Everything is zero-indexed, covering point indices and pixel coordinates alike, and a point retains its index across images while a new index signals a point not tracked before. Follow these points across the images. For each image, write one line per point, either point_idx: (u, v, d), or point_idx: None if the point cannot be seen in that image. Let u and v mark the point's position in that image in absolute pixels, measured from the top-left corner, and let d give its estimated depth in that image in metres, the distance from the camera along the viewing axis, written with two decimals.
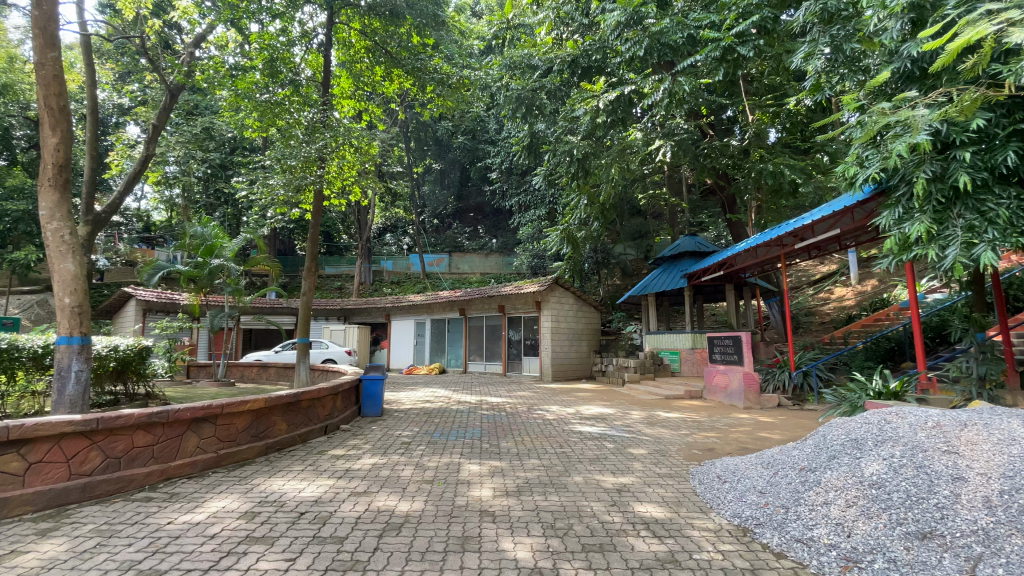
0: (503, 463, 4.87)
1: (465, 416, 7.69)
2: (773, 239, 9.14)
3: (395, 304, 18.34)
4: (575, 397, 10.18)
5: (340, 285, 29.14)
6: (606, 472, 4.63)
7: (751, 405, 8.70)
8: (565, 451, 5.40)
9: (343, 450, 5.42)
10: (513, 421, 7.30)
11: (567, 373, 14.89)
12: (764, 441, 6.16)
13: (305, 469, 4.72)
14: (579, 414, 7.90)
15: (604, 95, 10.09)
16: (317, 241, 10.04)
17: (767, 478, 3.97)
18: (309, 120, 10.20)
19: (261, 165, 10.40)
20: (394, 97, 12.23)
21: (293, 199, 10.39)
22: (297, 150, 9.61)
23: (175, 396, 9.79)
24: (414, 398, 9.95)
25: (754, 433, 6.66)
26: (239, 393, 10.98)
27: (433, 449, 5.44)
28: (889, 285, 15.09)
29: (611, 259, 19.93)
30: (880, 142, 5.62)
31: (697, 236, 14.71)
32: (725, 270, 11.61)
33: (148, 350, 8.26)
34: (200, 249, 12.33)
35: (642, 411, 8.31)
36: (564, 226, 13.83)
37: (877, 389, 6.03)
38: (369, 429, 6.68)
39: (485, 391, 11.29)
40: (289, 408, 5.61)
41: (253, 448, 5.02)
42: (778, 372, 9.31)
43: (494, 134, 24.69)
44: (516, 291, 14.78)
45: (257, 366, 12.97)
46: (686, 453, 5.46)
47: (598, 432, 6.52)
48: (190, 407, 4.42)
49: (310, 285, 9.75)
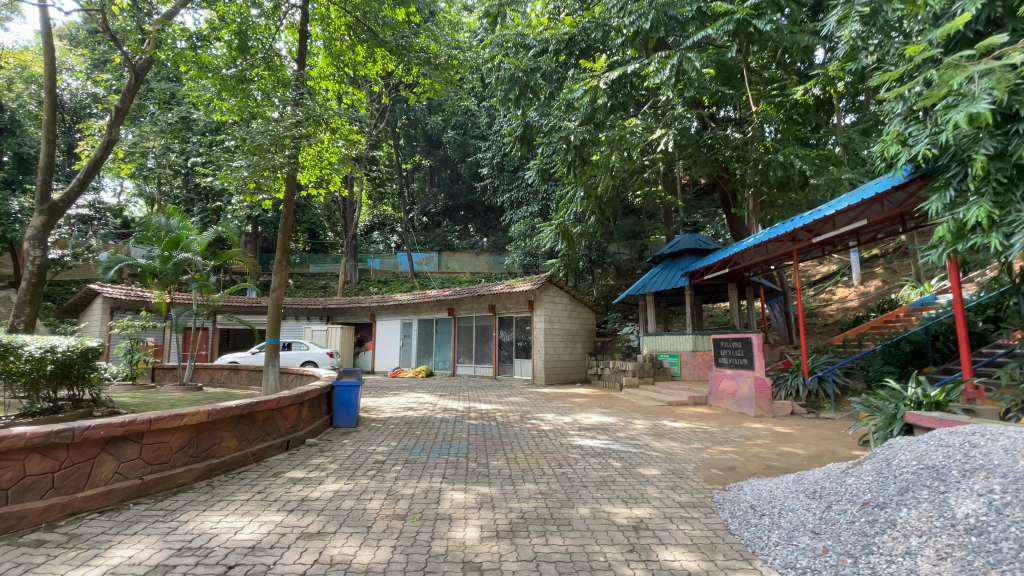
0: (493, 489, 4.08)
1: (450, 427, 6.85)
2: (787, 234, 8.42)
3: (381, 303, 17.49)
4: (571, 404, 9.40)
5: (324, 284, 28.16)
6: (614, 501, 3.85)
7: (763, 413, 7.99)
8: (564, 473, 4.60)
9: (303, 472, 4.57)
10: (505, 433, 6.50)
11: (561, 376, 14.15)
12: (790, 460, 5.38)
13: (252, 498, 3.88)
14: (578, 425, 7.10)
15: (605, 75, 9.41)
16: (288, 230, 9.11)
17: (818, 514, 3.23)
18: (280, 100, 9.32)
19: (229, 146, 9.55)
20: (377, 79, 11.41)
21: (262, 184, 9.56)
22: (267, 128, 8.75)
23: (129, 403, 8.88)
24: (395, 405, 9.08)
25: (775, 447, 5.93)
26: (204, 399, 10.05)
27: (411, 471, 4.62)
28: (894, 287, 14.56)
29: (606, 258, 19.27)
30: (927, 116, 4.97)
31: (697, 232, 14.00)
32: (730, 268, 10.89)
33: (94, 351, 7.30)
34: (163, 242, 11.37)
35: (646, 420, 7.54)
36: (559, 221, 13.09)
37: (917, 399, 5.36)
38: (339, 444, 5.84)
39: (474, 397, 10.47)
40: (240, 422, 4.76)
41: (191, 471, 4.18)
42: (790, 377, 8.60)
43: (485, 129, 23.93)
44: (507, 290, 13.99)
45: (228, 369, 12.03)
46: (707, 476, 4.66)
47: (601, 446, 5.74)
48: (106, 424, 3.59)
49: (281, 281, 8.87)
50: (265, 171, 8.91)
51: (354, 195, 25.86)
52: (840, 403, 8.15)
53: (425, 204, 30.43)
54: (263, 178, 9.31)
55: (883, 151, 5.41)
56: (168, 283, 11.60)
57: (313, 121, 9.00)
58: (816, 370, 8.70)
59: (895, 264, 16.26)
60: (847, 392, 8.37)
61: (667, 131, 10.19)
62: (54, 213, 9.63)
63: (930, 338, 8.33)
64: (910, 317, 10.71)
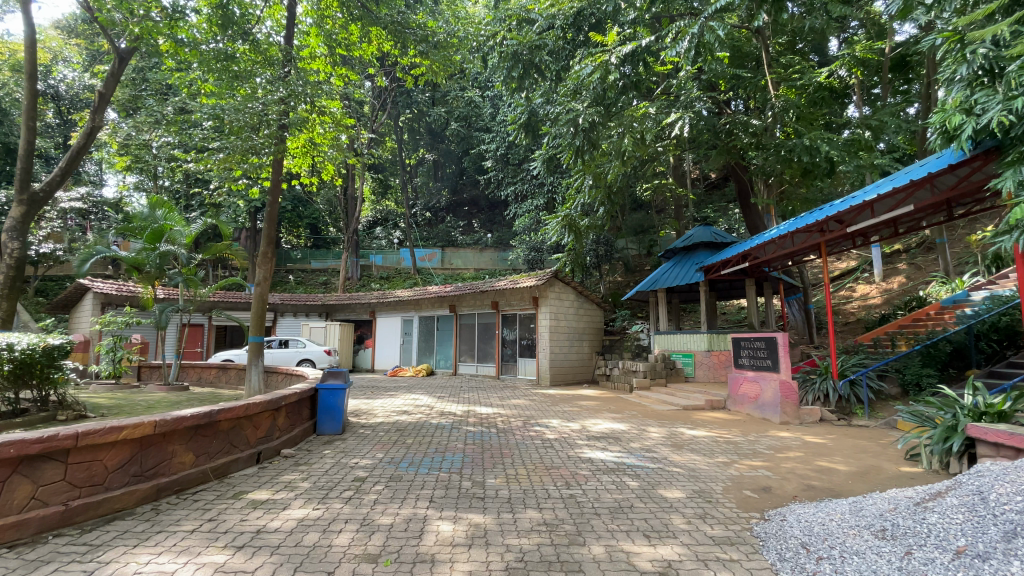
0: (488, 518, 3.42)
1: (444, 435, 6.18)
2: (815, 224, 7.72)
3: (381, 300, 16.91)
4: (579, 407, 8.73)
5: (325, 280, 27.63)
6: (633, 536, 3.18)
7: (789, 420, 7.30)
8: (573, 496, 3.93)
9: (268, 493, 3.94)
10: (505, 442, 5.83)
11: (567, 376, 13.45)
12: (832, 479, 4.69)
13: (197, 530, 3.25)
14: (586, 433, 6.41)
15: (617, 49, 8.69)
16: (273, 218, 8.48)
17: (895, 563, 2.57)
18: (266, 81, 8.63)
19: (207, 127, 8.94)
20: (371, 61, 10.70)
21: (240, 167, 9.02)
22: (247, 106, 8.21)
23: (102, 404, 8.28)
24: (389, 408, 8.42)
25: (811, 461, 5.24)
26: (186, 401, 9.45)
27: (393, 492, 3.97)
28: (920, 284, 13.77)
29: (614, 253, 18.54)
30: (995, 81, 4.41)
31: (712, 226, 13.25)
32: (749, 262, 10.15)
33: (59, 349, 6.67)
34: (144, 233, 10.76)
35: (661, 428, 6.86)
36: (565, 212, 12.45)
37: (977, 409, 4.70)
38: (319, 456, 5.21)
39: (475, 400, 9.79)
40: (198, 433, 4.13)
41: (132, 493, 3.56)
42: (818, 381, 7.88)
43: (489, 120, 23.21)
44: (511, 285, 13.33)
45: (217, 368, 11.48)
46: (740, 501, 3.98)
47: (613, 460, 5.07)
48: (19, 440, 2.95)
49: (265, 275, 8.25)
50: (241, 154, 8.34)
51: (354, 189, 25.18)
52: (875, 409, 7.42)
53: (428, 199, 29.85)
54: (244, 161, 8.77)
55: (940, 123, 4.79)
56: (152, 276, 11.03)
57: (299, 99, 8.39)
58: (846, 374, 7.98)
59: (919, 260, 15.45)
60: (881, 397, 7.63)
61: (682, 114, 9.60)
62: (34, 204, 9.09)
63: (973, 339, 7.59)
64: (942, 315, 9.98)
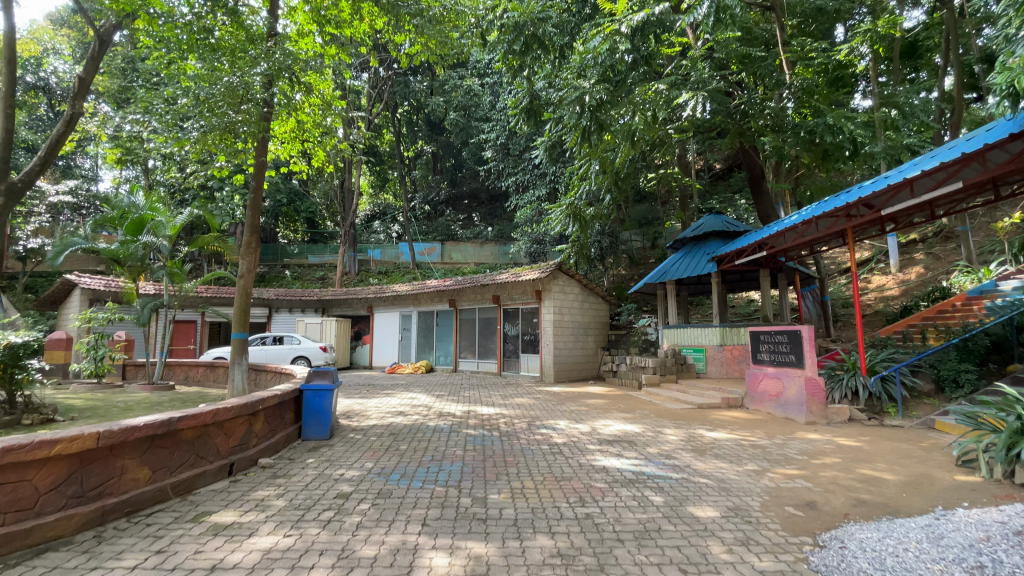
0: (490, 548, 2.86)
1: (442, 440, 5.62)
2: (843, 208, 7.10)
3: (378, 294, 16.36)
4: (586, 407, 8.17)
5: (322, 276, 27.05)
6: (667, 572, 2.62)
7: (816, 420, 6.74)
8: (589, 516, 3.37)
9: (234, 515, 3.39)
10: (509, 448, 5.28)
11: (572, 373, 12.90)
12: (881, 492, 4.13)
13: (139, 566, 2.69)
14: (597, 436, 5.86)
15: (627, 18, 8.08)
16: (257, 206, 7.89)
17: None
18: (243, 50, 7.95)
19: (177, 104, 8.25)
20: (361, 40, 10.07)
21: (216, 148, 8.39)
22: (220, 80, 7.53)
23: (75, 407, 7.72)
24: (384, 409, 7.86)
25: (852, 469, 4.68)
26: (169, 402, 8.89)
27: (380, 513, 3.41)
28: (940, 274, 13.16)
29: (619, 245, 17.94)
30: None
31: (723, 215, 12.63)
32: (766, 251, 9.53)
33: (25, 348, 6.14)
34: (123, 224, 10.20)
35: (678, 430, 6.31)
36: (570, 200, 11.86)
37: None
38: (302, 466, 4.66)
39: (475, 398, 9.22)
40: (154, 444, 3.58)
41: (71, 518, 3.01)
42: (845, 377, 7.29)
43: (488, 108, 22.54)
44: (513, 278, 12.76)
45: (204, 366, 10.95)
46: (784, 521, 3.42)
47: (631, 469, 4.51)
48: None
49: (249, 267, 7.69)
50: (218, 133, 7.72)
51: (351, 181, 24.50)
52: (908, 408, 6.86)
53: (427, 192, 29.50)
54: (222, 143, 8.21)
55: (1006, 83, 4.39)
56: (138, 269, 10.54)
57: (282, 74, 7.79)
58: (875, 370, 7.41)
59: (937, 249, 14.84)
60: (914, 394, 7.05)
61: (695, 94, 8.99)
62: (14, 194, 8.48)
63: (1015, 331, 7.01)
64: (969, 307, 9.42)
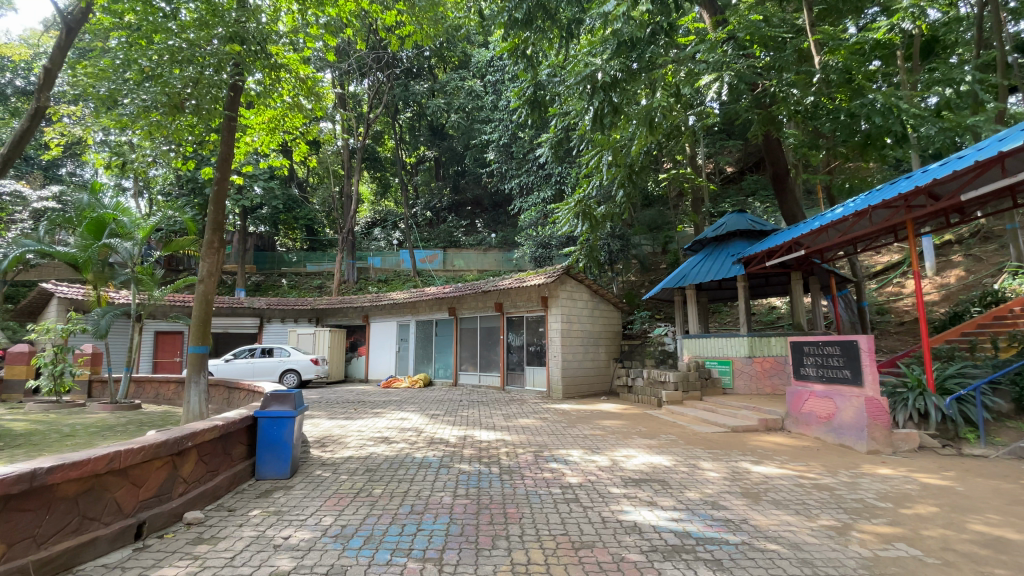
0: None
1: (427, 480, 4.53)
2: (902, 196, 5.98)
3: (374, 303, 15.36)
4: (602, 431, 7.05)
5: (319, 284, 26.08)
6: None
7: (880, 449, 5.61)
8: None
9: None
10: (510, 492, 4.17)
11: (582, 388, 11.78)
12: (1018, 561, 3.00)
13: None
14: (620, 474, 4.73)
15: None
16: (222, 200, 6.88)
17: None
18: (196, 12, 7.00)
19: (125, 78, 7.13)
20: (349, 22, 9.01)
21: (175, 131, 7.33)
22: (164, 43, 6.61)
23: (12, 433, 6.69)
24: (367, 434, 6.77)
25: (961, 524, 3.55)
26: (129, 424, 7.87)
27: None
28: (986, 277, 11.93)
29: (630, 249, 16.86)
30: None
31: (746, 213, 11.54)
32: (801, 250, 8.42)
33: None
34: (84, 225, 9.23)
35: (717, 463, 5.19)
36: (580, 197, 10.71)
37: None
38: (242, 521, 3.60)
39: (475, 420, 8.10)
40: (10, 507, 2.50)
41: None
42: (910, 397, 6.17)
43: (490, 109, 21.62)
44: (517, 284, 11.74)
45: (177, 382, 9.96)
46: None
47: (672, 528, 3.39)
48: None
49: (213, 269, 6.68)
50: (161, 108, 6.74)
51: (350, 188, 23.50)
52: (990, 433, 5.71)
53: (429, 198, 28.45)
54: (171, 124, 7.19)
55: None
56: (101, 276, 9.72)
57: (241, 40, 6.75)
58: (945, 387, 6.26)
59: (977, 250, 13.66)
60: (996, 416, 5.89)
61: (720, 75, 8.04)
62: None
63: None
64: None
